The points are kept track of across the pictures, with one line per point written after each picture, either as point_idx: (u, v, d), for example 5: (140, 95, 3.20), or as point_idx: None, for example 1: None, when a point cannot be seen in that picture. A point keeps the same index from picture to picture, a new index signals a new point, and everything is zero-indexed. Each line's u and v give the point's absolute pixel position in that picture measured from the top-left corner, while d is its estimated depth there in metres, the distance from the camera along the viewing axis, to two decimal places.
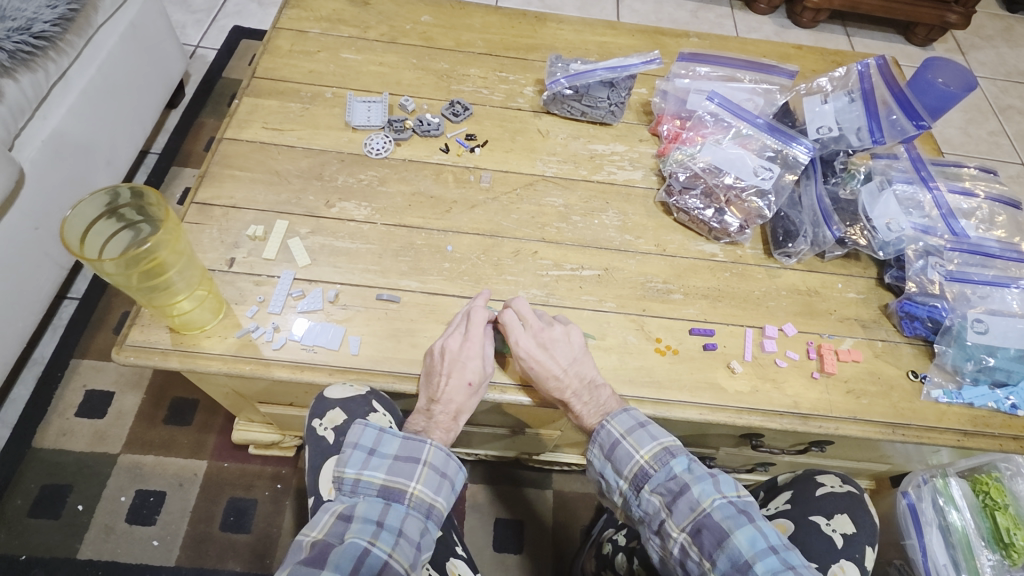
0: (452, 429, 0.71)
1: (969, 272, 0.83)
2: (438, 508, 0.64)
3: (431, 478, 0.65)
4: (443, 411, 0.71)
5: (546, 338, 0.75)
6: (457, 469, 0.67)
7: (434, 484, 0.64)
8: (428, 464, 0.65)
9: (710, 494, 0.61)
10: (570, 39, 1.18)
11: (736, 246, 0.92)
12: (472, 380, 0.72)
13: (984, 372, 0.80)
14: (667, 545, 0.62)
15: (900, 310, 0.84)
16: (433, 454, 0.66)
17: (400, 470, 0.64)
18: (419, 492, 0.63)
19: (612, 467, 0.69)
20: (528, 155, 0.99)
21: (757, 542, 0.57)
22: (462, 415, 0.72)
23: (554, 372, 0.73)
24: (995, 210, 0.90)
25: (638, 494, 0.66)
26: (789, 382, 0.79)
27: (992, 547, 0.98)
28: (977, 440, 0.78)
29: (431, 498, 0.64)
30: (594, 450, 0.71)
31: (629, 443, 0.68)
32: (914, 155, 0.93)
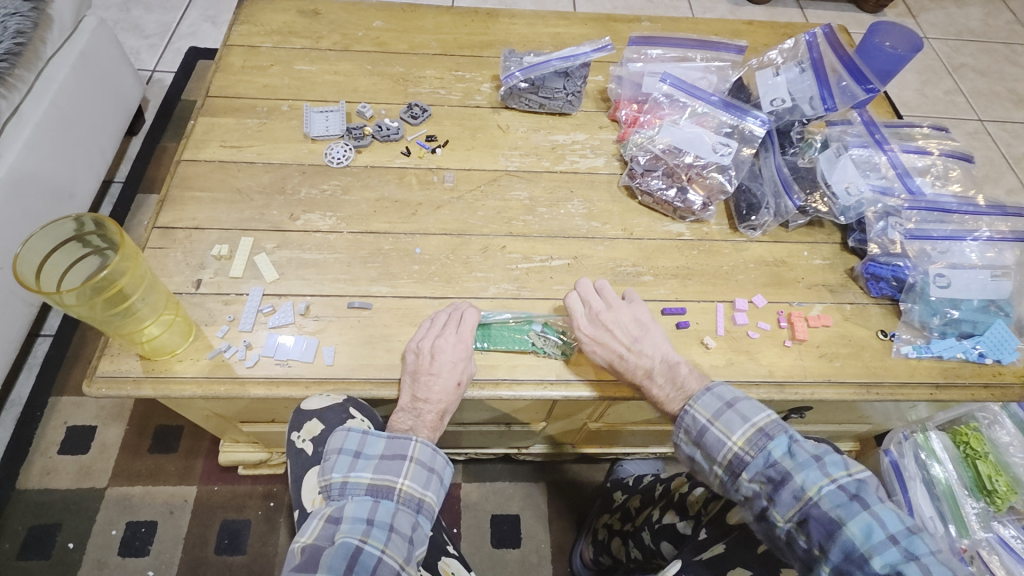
0: (439, 429, 0.71)
1: (928, 228, 0.83)
2: (428, 502, 0.64)
3: (419, 472, 0.64)
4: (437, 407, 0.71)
5: (605, 319, 0.76)
6: (446, 462, 0.67)
7: (422, 479, 0.64)
8: (416, 459, 0.65)
9: (816, 480, 0.58)
10: (523, 33, 1.18)
11: (702, 224, 0.93)
12: (461, 379, 0.72)
13: (950, 325, 0.81)
14: (774, 531, 0.60)
15: (865, 272, 0.86)
16: (421, 449, 0.66)
17: (388, 467, 0.64)
18: (408, 487, 0.63)
19: (703, 453, 0.66)
20: (490, 151, 1.00)
21: (873, 532, 0.54)
22: (447, 414, 0.72)
23: (612, 353, 0.74)
24: (949, 167, 0.92)
25: (736, 480, 0.63)
26: (762, 352, 0.80)
27: (977, 495, 1.02)
28: (948, 391, 0.80)
29: (421, 493, 0.64)
30: (681, 433, 0.68)
31: (722, 429, 0.64)
32: (867, 119, 0.94)
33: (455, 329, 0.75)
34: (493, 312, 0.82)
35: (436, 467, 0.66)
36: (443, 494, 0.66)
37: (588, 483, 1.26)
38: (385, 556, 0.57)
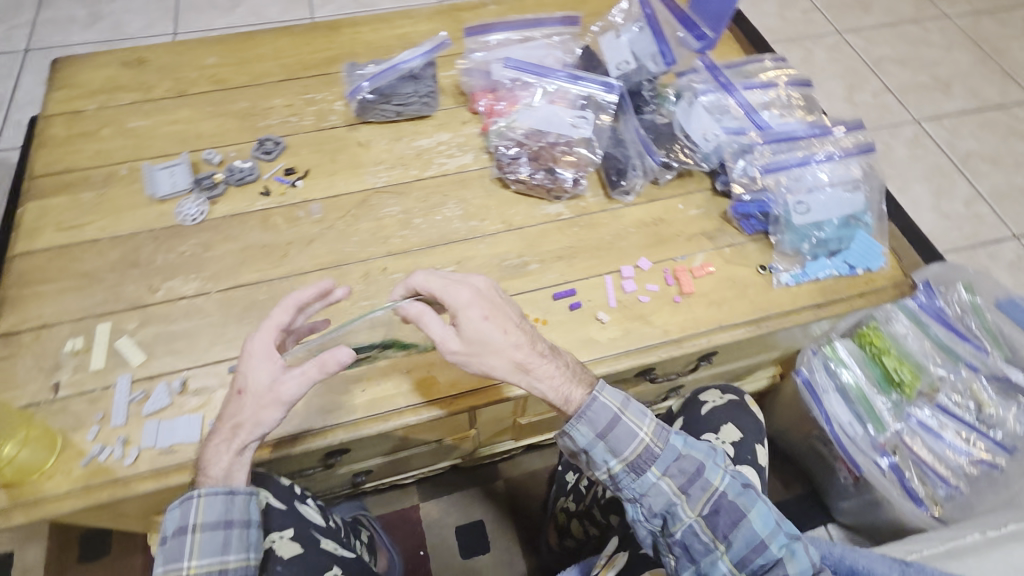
0: (224, 450, 0.63)
1: (781, 158, 0.86)
2: (230, 563, 0.62)
3: (209, 539, 0.61)
4: (231, 430, 0.64)
5: (481, 287, 0.68)
6: (243, 504, 0.63)
7: (215, 545, 0.61)
8: (202, 527, 0.61)
9: (717, 473, 0.64)
10: (369, 39, 1.14)
11: (578, 199, 0.93)
12: (241, 387, 0.64)
13: (819, 246, 0.85)
14: (675, 525, 0.63)
15: (736, 213, 0.89)
16: (204, 512, 0.61)
17: (174, 550, 0.60)
18: (197, 567, 0.60)
19: (608, 452, 0.64)
20: (354, 171, 0.96)
21: (768, 519, 0.62)
22: (238, 429, 0.63)
23: (498, 327, 0.65)
24: (790, 96, 0.96)
25: (644, 478, 0.64)
26: (656, 314, 0.82)
27: (887, 390, 1.09)
28: (829, 309, 0.84)
29: (219, 561, 0.61)
30: (579, 424, 0.65)
31: (629, 421, 0.64)
32: (708, 63, 0.96)
33: (267, 328, 0.66)
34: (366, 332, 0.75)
35: (234, 520, 0.63)
36: (251, 537, 0.64)
37: (542, 470, 1.26)
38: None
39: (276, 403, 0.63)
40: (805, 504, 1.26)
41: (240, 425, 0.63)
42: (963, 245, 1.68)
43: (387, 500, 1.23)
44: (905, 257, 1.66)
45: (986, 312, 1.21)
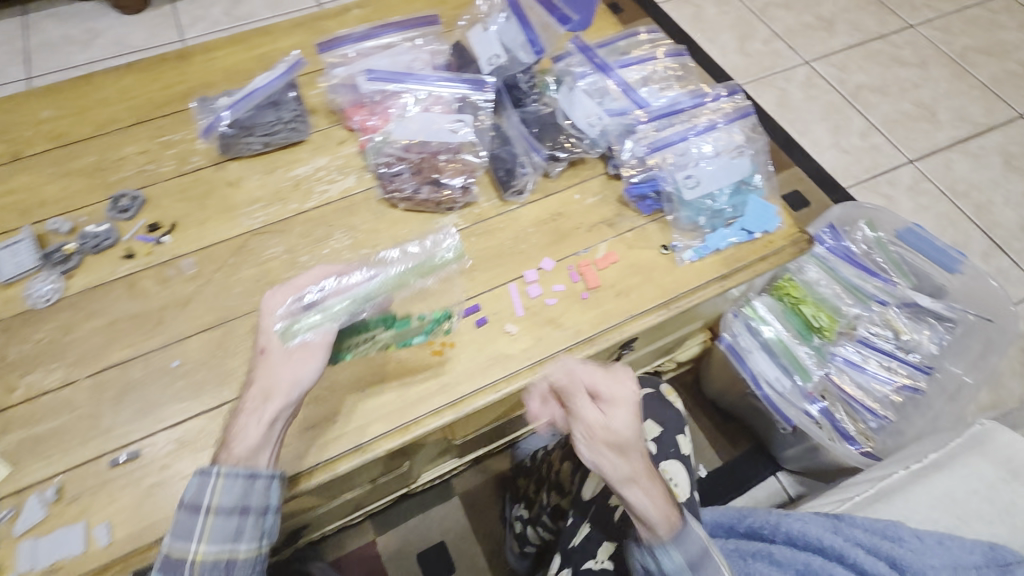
0: (255, 420, 0.58)
1: (665, 134, 0.85)
2: (239, 553, 0.55)
3: (223, 525, 0.54)
4: (258, 399, 0.59)
5: (627, 392, 0.62)
6: (265, 488, 0.57)
7: (228, 532, 0.55)
8: (217, 510, 0.54)
9: None
10: (225, 65, 1.04)
11: (472, 207, 0.88)
12: (265, 349, 0.63)
13: (716, 217, 0.85)
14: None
15: (631, 195, 0.86)
16: (222, 494, 0.54)
17: (184, 529, 0.54)
18: (205, 553, 0.54)
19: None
20: (227, 215, 0.87)
21: None
22: (269, 394, 0.59)
23: (632, 433, 0.60)
24: (667, 67, 0.95)
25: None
26: (565, 315, 0.79)
27: (807, 336, 1.13)
28: (734, 278, 0.84)
29: (230, 548, 0.55)
30: (668, 546, 0.57)
31: (718, 559, 0.58)
32: (581, 45, 0.95)
33: (286, 291, 0.67)
34: (372, 280, 0.71)
35: (251, 506, 0.56)
36: (268, 526, 0.57)
37: (497, 478, 1.24)
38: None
39: (312, 352, 0.63)
40: (753, 458, 1.29)
41: (273, 387, 0.60)
42: (864, 178, 1.75)
43: (341, 543, 1.17)
44: (814, 197, 1.71)
45: (890, 246, 1.27)
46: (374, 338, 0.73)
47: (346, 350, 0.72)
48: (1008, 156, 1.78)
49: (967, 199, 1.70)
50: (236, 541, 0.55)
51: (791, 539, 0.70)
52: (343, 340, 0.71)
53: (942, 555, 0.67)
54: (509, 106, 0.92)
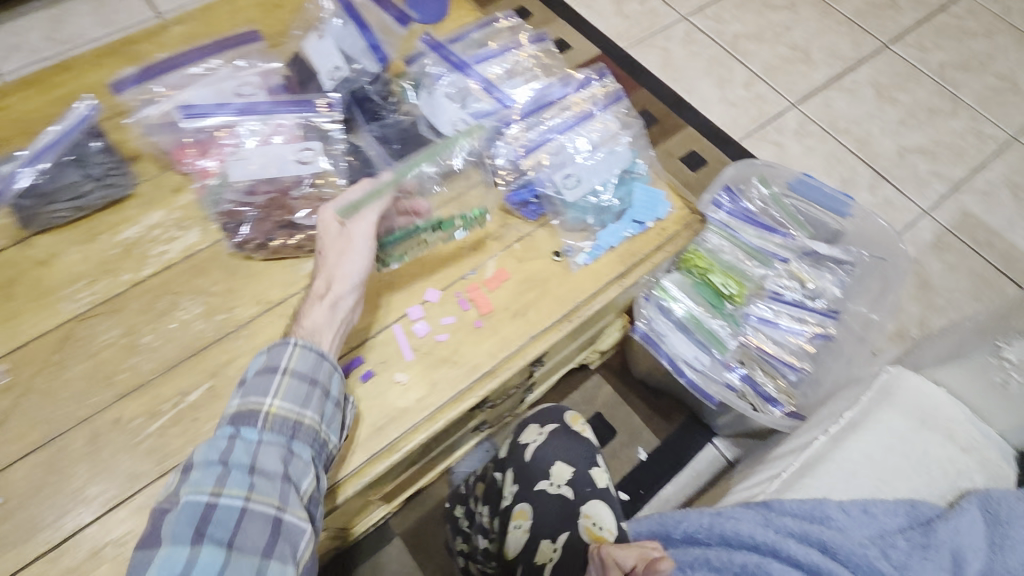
0: (319, 306, 0.62)
1: (536, 133, 0.81)
2: (305, 423, 0.56)
3: (296, 388, 0.57)
4: (324, 285, 0.64)
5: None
6: (330, 371, 0.60)
7: (299, 395, 0.57)
8: (290, 374, 0.57)
9: None
10: (16, 113, 0.85)
11: None
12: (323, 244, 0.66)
13: (604, 212, 0.80)
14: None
15: (513, 202, 0.80)
16: (297, 360, 0.58)
17: (257, 388, 0.56)
18: (278, 408, 0.55)
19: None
20: (40, 302, 0.71)
21: None
22: (328, 286, 0.64)
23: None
24: (531, 55, 0.90)
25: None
26: (459, 350, 0.71)
27: (718, 307, 1.12)
28: (633, 275, 0.79)
29: (298, 411, 0.56)
30: None
31: None
32: (433, 43, 0.86)
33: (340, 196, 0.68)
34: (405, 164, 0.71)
35: (317, 380, 0.59)
36: (328, 410, 0.59)
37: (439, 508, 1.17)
38: (251, 503, 0.49)
39: (359, 243, 0.66)
40: (688, 430, 1.29)
41: (332, 277, 0.64)
42: (753, 128, 1.77)
43: None
44: (711, 155, 1.71)
45: (783, 199, 1.28)
46: (423, 239, 0.75)
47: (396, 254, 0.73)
48: (880, 87, 1.85)
49: (848, 135, 1.76)
50: (304, 407, 0.57)
51: (726, 538, 0.68)
52: (393, 243, 0.72)
53: (867, 524, 0.67)
54: (367, 123, 0.82)
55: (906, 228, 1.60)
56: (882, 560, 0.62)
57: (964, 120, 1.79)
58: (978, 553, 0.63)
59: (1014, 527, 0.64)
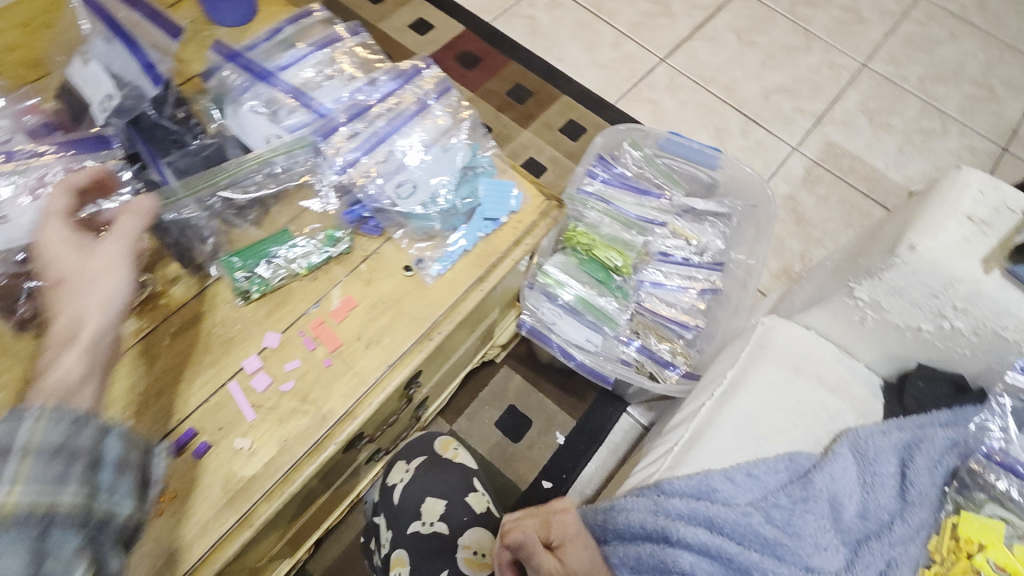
0: (65, 356, 0.46)
1: (360, 139, 0.72)
2: (65, 506, 0.39)
3: (47, 465, 0.39)
4: (70, 329, 0.48)
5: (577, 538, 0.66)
6: (98, 435, 0.42)
7: (51, 471, 0.39)
8: (32, 451, 0.39)
9: None
10: None
11: (157, 295, 0.67)
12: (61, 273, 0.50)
13: (451, 213, 0.74)
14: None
15: (351, 220, 0.73)
16: (39, 431, 0.40)
17: None
18: (16, 497, 0.37)
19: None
20: None
21: None
22: (76, 327, 0.48)
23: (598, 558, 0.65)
24: (361, 47, 0.81)
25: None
26: (312, 395, 0.65)
27: (602, 284, 1.10)
28: (494, 275, 0.74)
29: (50, 496, 0.38)
30: None
31: None
32: (228, 54, 0.75)
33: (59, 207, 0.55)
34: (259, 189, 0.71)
35: (79, 451, 0.41)
36: (106, 481, 0.41)
37: None
38: None
39: (110, 264, 0.51)
40: (602, 404, 1.29)
41: (80, 314, 0.48)
42: (627, 88, 1.75)
43: None
44: (590, 121, 1.69)
45: (656, 159, 1.27)
46: (285, 257, 0.70)
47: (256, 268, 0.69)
48: (740, 32, 1.89)
49: (716, 83, 1.79)
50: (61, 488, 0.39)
51: (619, 533, 0.67)
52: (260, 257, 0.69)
53: (751, 489, 0.68)
54: (169, 152, 0.70)
55: (779, 168, 1.66)
56: (764, 525, 0.64)
57: (819, 55, 1.86)
58: (850, 497, 0.65)
59: (879, 464, 0.66)
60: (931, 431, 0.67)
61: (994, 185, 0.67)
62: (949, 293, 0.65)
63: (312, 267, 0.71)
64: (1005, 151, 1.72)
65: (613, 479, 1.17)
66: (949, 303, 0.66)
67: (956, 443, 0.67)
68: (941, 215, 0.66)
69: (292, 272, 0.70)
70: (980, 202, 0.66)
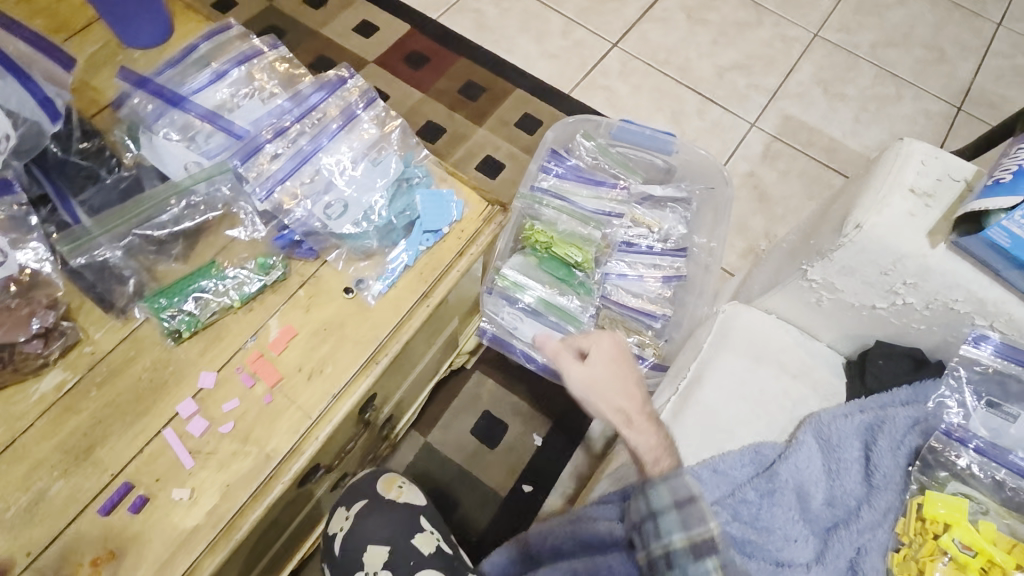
0: None
1: (284, 160, 0.67)
2: None
3: None
4: None
5: (609, 355, 0.70)
6: None
7: None
8: None
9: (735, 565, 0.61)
10: None
11: (80, 344, 0.64)
12: None
13: (388, 230, 0.71)
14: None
15: (283, 244, 0.70)
16: None
17: None
18: None
19: (679, 526, 0.60)
20: None
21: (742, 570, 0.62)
22: None
23: (633, 381, 0.68)
24: (281, 59, 0.77)
25: (700, 562, 0.60)
26: (253, 434, 0.62)
27: (561, 282, 1.09)
28: (439, 289, 0.71)
29: None
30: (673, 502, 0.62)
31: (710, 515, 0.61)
32: (136, 79, 0.70)
33: None
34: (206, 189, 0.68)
35: None
36: None
37: None
38: None
39: None
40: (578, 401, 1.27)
41: None
42: (581, 77, 1.73)
43: None
44: (546, 113, 1.65)
45: (610, 149, 1.25)
46: (220, 292, 0.67)
47: (188, 305, 0.66)
48: (690, 11, 1.87)
49: (669, 65, 1.77)
50: None
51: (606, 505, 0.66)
52: (191, 289, 0.66)
53: (718, 486, 0.66)
54: (82, 189, 0.67)
55: (738, 147, 1.65)
56: (732, 524, 0.63)
57: (770, 28, 1.85)
58: (817, 486, 0.64)
59: (843, 449, 0.65)
60: (892, 411, 0.66)
61: (936, 155, 0.65)
62: (898, 270, 0.64)
63: (246, 297, 0.67)
64: (959, 111, 1.73)
65: (593, 477, 1.15)
66: (900, 279, 0.65)
67: (918, 421, 0.66)
68: (886, 190, 0.64)
69: (224, 305, 0.67)
70: (923, 173, 0.65)
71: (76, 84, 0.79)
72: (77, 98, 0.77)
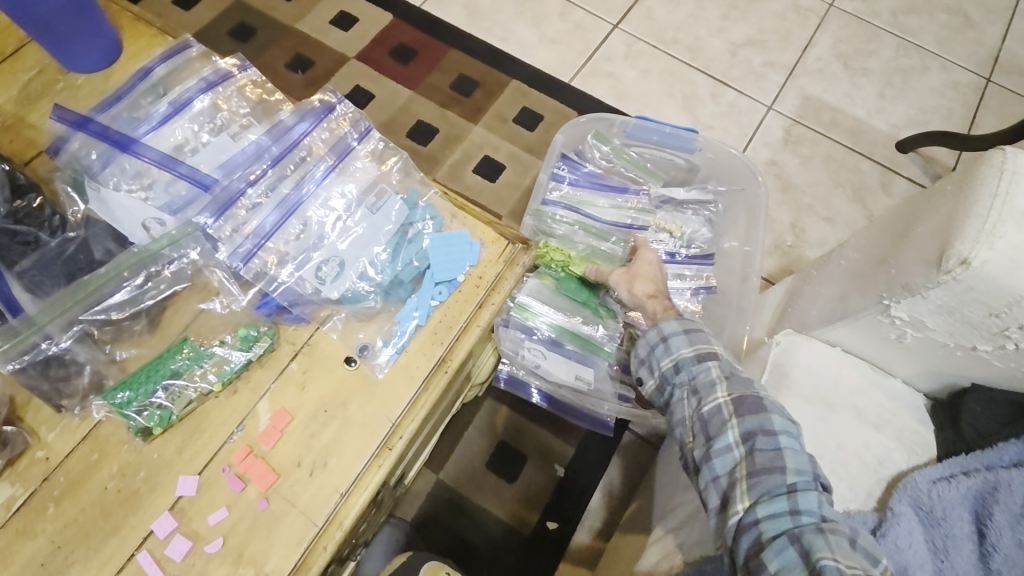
0: None
1: (261, 211, 0.56)
2: None
3: None
4: None
5: (650, 262, 0.88)
6: None
7: None
8: None
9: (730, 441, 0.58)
10: None
11: (30, 452, 0.53)
12: None
13: (393, 287, 0.60)
14: (687, 439, 0.61)
15: (267, 312, 0.59)
16: None
17: None
18: None
19: (686, 342, 0.65)
20: None
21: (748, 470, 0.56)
22: None
23: (663, 280, 0.86)
24: (253, 84, 0.64)
25: (704, 365, 0.63)
26: (247, 552, 0.51)
27: (581, 308, 0.98)
28: (457, 351, 0.60)
29: None
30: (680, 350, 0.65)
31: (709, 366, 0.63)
32: (76, 118, 0.58)
33: None
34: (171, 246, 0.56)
35: None
36: None
37: None
38: None
39: None
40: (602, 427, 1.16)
41: None
42: (582, 63, 1.59)
43: None
44: (547, 106, 1.52)
45: (626, 150, 1.12)
46: (196, 376, 0.56)
47: (158, 397, 0.55)
48: None
49: (678, 45, 1.63)
50: None
51: None
52: (163, 377, 0.56)
53: None
54: (20, 257, 0.54)
55: (756, 132, 1.53)
56: None
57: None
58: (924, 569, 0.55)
59: (950, 522, 0.56)
60: (1008, 475, 0.56)
61: None
62: (1013, 313, 0.54)
63: (227, 378, 0.56)
64: (988, 83, 1.61)
65: (626, 513, 1.05)
66: (1014, 322, 0.54)
67: None
68: (998, 216, 0.53)
69: (203, 392, 0.56)
70: None
71: (9, 121, 0.66)
72: (10, 139, 0.65)
